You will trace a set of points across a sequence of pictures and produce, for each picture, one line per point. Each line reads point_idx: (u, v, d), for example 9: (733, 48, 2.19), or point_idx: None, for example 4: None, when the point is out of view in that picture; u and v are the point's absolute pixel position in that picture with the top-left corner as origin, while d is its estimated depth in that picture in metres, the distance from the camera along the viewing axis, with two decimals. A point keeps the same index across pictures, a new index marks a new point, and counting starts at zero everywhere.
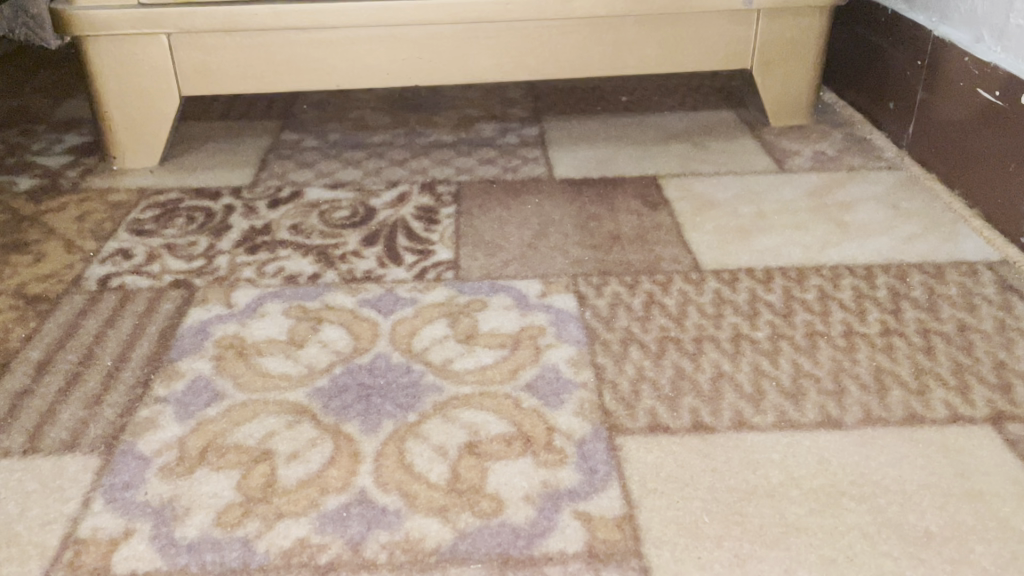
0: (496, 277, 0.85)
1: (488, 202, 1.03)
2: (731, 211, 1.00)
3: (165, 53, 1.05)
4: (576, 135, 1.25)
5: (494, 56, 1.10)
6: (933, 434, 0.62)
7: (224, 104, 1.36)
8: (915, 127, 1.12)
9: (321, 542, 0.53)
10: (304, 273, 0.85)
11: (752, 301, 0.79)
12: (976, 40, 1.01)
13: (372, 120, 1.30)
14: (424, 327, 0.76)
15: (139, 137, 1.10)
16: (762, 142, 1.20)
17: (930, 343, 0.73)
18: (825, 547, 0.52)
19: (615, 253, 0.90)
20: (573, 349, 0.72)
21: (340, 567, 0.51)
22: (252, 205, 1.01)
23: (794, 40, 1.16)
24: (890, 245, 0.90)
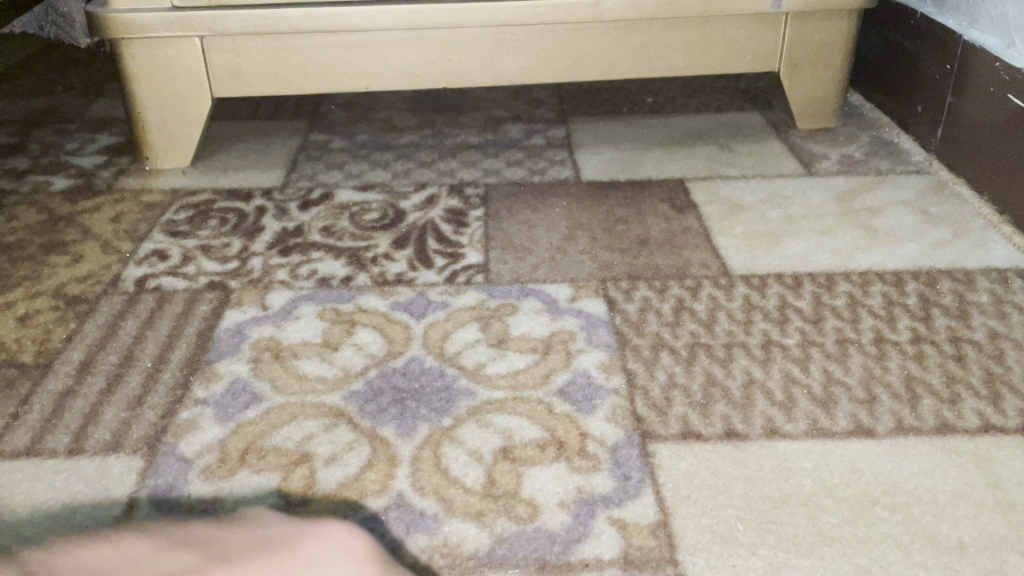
0: (526, 281, 0.86)
1: (517, 204, 1.04)
2: (759, 215, 1.00)
3: (199, 55, 1.06)
4: (602, 136, 1.26)
5: (522, 58, 1.11)
6: (965, 444, 0.62)
7: (253, 104, 1.37)
8: (944, 131, 1.11)
9: None
10: (337, 276, 0.87)
11: (782, 307, 0.80)
12: (1009, 44, 1.00)
13: (399, 121, 1.31)
14: (456, 331, 0.77)
15: (171, 137, 1.12)
16: (789, 145, 1.20)
17: (962, 352, 0.73)
18: (859, 557, 0.53)
19: (644, 257, 0.90)
20: (603, 354, 0.73)
21: None
22: (284, 206, 1.02)
23: (822, 43, 1.16)
24: (920, 251, 0.90)
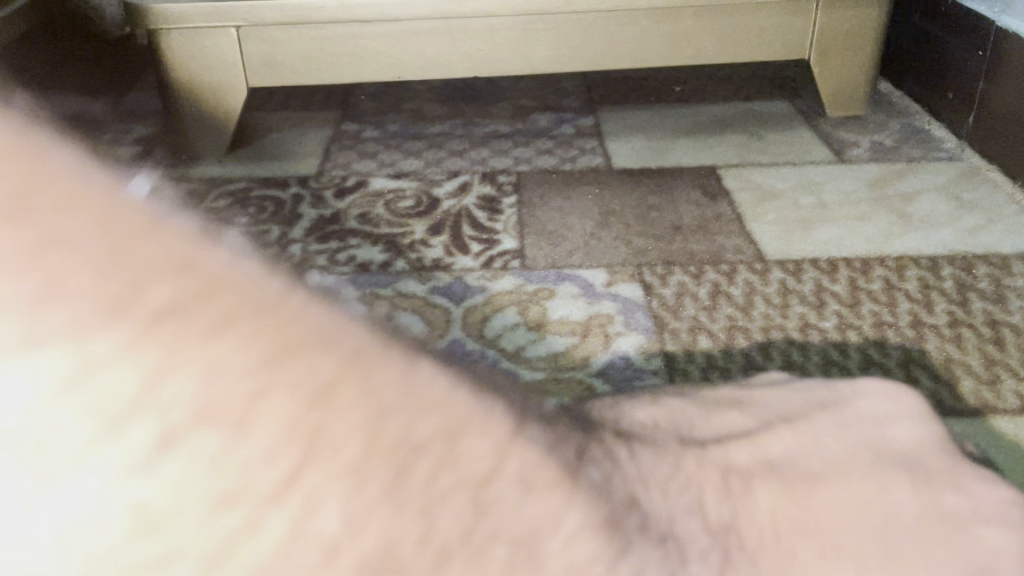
0: (562, 267, 0.87)
1: (549, 192, 1.05)
2: (791, 201, 1.00)
3: (234, 45, 1.07)
4: (631, 125, 1.26)
5: (553, 48, 1.11)
6: (1005, 424, 0.63)
7: (283, 95, 1.39)
8: (976, 118, 1.11)
9: None
10: (375, 261, 0.88)
11: (818, 291, 0.80)
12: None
13: (429, 110, 1.32)
14: (495, 314, 0.78)
15: (207, 127, 1.14)
16: (819, 133, 1.20)
17: (1000, 335, 0.73)
18: None
19: (678, 243, 0.91)
20: (642, 337, 0.74)
21: None
22: (319, 194, 1.04)
23: (853, 30, 1.16)
24: (954, 237, 0.90)
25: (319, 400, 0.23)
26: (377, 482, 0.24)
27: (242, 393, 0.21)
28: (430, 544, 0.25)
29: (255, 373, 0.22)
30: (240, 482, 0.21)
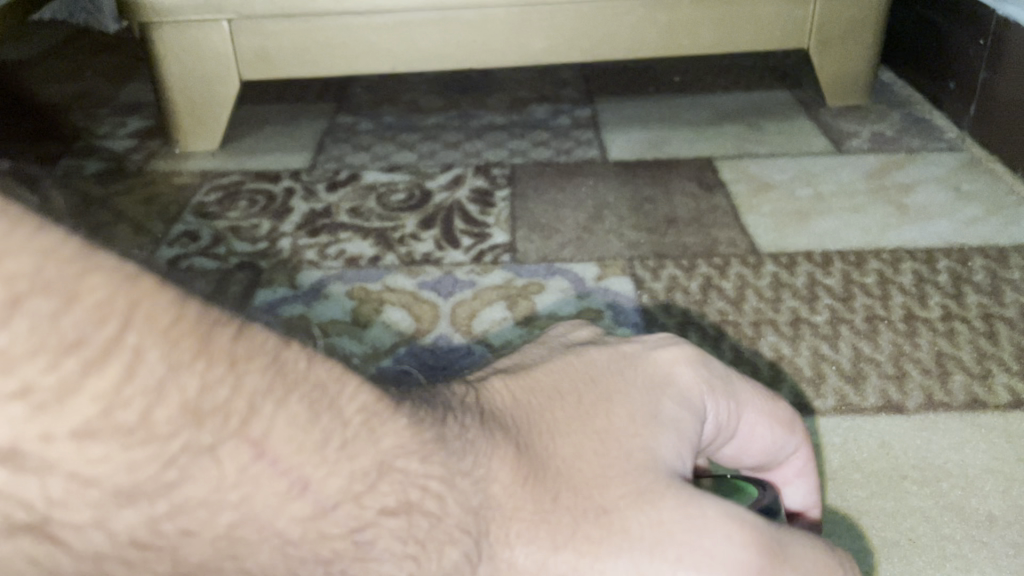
0: (553, 260, 0.86)
1: (542, 184, 1.04)
2: (788, 193, 0.99)
3: (226, 38, 1.07)
4: (629, 116, 1.25)
5: (548, 38, 1.10)
6: (996, 419, 0.62)
7: (280, 88, 1.38)
8: (977, 107, 1.10)
9: None
10: (365, 256, 0.87)
11: (811, 285, 0.79)
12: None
13: (425, 102, 1.32)
14: (483, 309, 0.77)
15: (200, 120, 1.13)
16: (819, 123, 1.19)
17: (993, 329, 0.72)
18: (887, 530, 0.53)
19: (671, 236, 0.90)
20: (630, 331, 0.73)
21: None
22: (311, 187, 1.03)
23: (852, 19, 1.14)
24: (951, 229, 0.89)
25: (116, 304, 0.20)
26: (187, 385, 0.22)
27: (19, 302, 0.19)
28: (248, 440, 0.23)
29: (37, 285, 0.19)
30: (6, 382, 0.19)
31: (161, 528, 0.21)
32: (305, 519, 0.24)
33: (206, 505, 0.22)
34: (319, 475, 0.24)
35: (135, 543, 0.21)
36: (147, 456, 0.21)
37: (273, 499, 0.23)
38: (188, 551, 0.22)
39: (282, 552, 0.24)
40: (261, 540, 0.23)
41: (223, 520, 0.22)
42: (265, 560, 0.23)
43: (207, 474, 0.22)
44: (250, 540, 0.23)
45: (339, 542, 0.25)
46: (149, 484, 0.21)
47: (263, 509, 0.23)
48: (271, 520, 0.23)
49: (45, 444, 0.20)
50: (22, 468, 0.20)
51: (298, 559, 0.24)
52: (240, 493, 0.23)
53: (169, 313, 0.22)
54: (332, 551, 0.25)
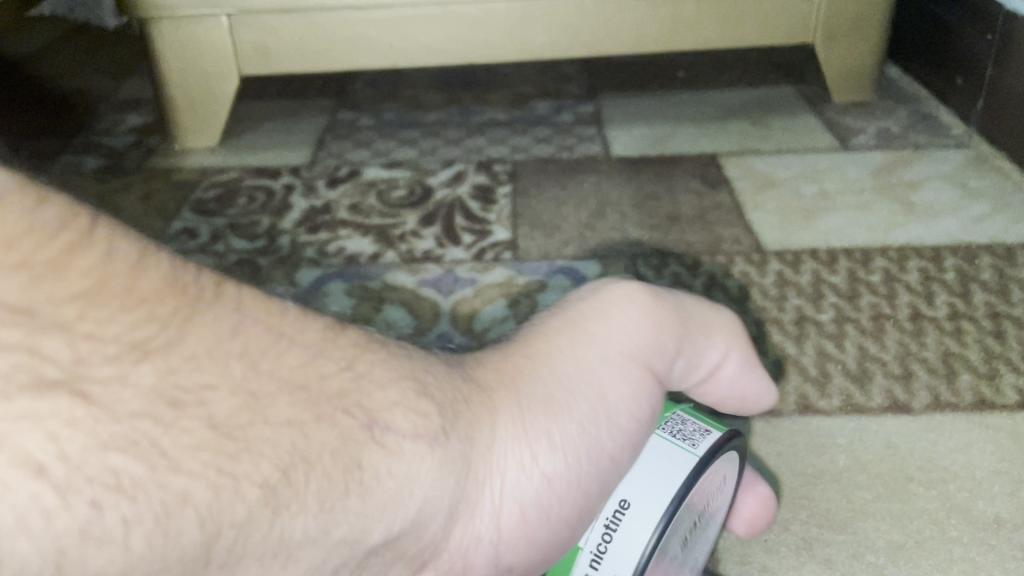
0: (555, 258, 0.85)
1: (545, 181, 1.03)
2: (793, 190, 0.98)
3: (226, 33, 1.06)
4: (632, 112, 1.24)
5: (551, 33, 1.09)
6: (1004, 420, 0.61)
7: (280, 83, 1.37)
8: (985, 104, 1.08)
9: None
10: (365, 253, 0.86)
11: (816, 283, 0.78)
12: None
13: (426, 98, 1.31)
14: (484, 307, 0.77)
15: (199, 117, 1.12)
16: (824, 120, 1.18)
17: (1001, 328, 0.71)
18: (894, 533, 0.52)
19: (674, 233, 0.89)
20: None
21: None
22: (311, 183, 1.03)
23: (858, 14, 1.13)
24: (958, 226, 0.88)
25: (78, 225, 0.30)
26: (161, 277, 0.32)
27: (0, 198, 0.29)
28: (223, 312, 0.33)
29: (13, 193, 0.29)
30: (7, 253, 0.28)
31: (178, 381, 0.30)
32: (300, 365, 0.34)
33: (209, 357, 0.32)
34: (294, 333, 0.35)
35: (164, 399, 0.30)
36: (147, 320, 0.30)
37: (261, 348, 0.33)
38: (215, 401, 0.31)
39: (295, 396, 0.33)
40: (275, 384, 0.33)
41: (235, 368, 0.32)
42: (282, 402, 0.33)
43: (200, 337, 0.32)
44: (260, 386, 0.32)
45: (335, 377, 0.35)
46: (156, 340, 0.30)
47: (260, 355, 0.33)
48: (267, 367, 0.33)
49: (58, 311, 0.28)
50: (40, 330, 0.28)
51: (306, 396, 0.34)
52: (237, 341, 0.33)
53: (138, 245, 0.32)
54: (334, 386, 0.35)
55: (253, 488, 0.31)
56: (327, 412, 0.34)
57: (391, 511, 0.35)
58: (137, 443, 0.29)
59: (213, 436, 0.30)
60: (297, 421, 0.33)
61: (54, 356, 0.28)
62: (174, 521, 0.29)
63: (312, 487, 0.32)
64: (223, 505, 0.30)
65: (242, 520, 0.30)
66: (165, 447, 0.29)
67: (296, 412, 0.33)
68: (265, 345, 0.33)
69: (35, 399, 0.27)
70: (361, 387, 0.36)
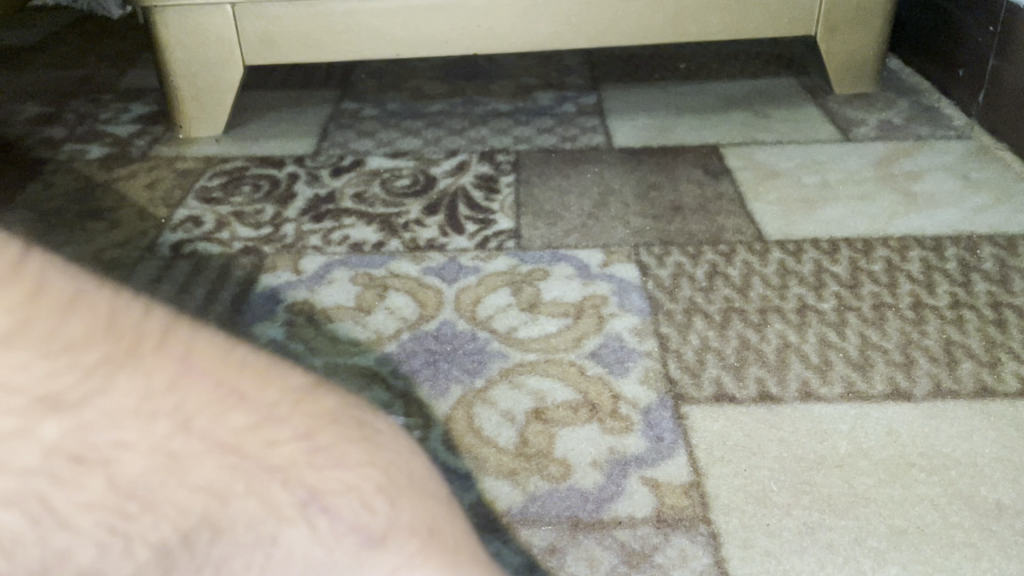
0: (558, 247, 0.86)
1: (548, 171, 1.03)
2: (795, 180, 0.98)
3: (230, 22, 1.06)
4: (634, 103, 1.24)
5: (554, 24, 1.09)
6: (1005, 408, 0.61)
7: (284, 73, 1.37)
8: (986, 95, 1.09)
9: (516, 512, 0.53)
10: (369, 242, 0.87)
11: (818, 272, 0.79)
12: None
13: (429, 89, 1.31)
14: (488, 295, 0.77)
15: (204, 107, 1.13)
16: (826, 111, 1.18)
17: (1002, 317, 0.71)
18: (895, 518, 0.52)
19: (677, 223, 0.90)
20: (636, 318, 0.73)
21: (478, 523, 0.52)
22: (315, 173, 1.03)
23: (861, 6, 1.13)
24: (959, 217, 0.88)
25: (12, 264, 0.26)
26: (93, 311, 0.27)
27: None
28: (169, 358, 0.28)
29: None
30: None
31: (90, 439, 0.26)
32: (244, 429, 0.28)
33: (136, 413, 0.27)
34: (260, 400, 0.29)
35: (67, 455, 0.26)
36: (68, 367, 0.26)
37: (205, 409, 0.28)
38: (125, 461, 0.27)
39: (225, 462, 0.28)
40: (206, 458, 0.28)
41: (161, 432, 0.27)
42: (206, 466, 0.28)
43: (127, 389, 0.27)
44: (186, 447, 0.27)
45: (287, 447, 0.29)
46: (70, 393, 0.26)
47: (200, 418, 0.28)
48: (203, 426, 0.28)
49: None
50: None
51: (240, 462, 0.28)
52: (173, 401, 0.27)
53: (70, 269, 0.28)
54: (281, 456, 0.29)
55: (148, 550, 0.27)
56: (256, 479, 0.28)
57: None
58: (25, 495, 0.26)
59: (113, 497, 0.27)
60: (219, 491, 0.28)
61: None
62: (54, 570, 0.27)
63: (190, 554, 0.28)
64: (109, 562, 0.27)
65: None
66: (56, 506, 0.26)
67: (221, 479, 0.28)
68: (211, 404, 0.28)
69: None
70: (316, 461, 0.29)
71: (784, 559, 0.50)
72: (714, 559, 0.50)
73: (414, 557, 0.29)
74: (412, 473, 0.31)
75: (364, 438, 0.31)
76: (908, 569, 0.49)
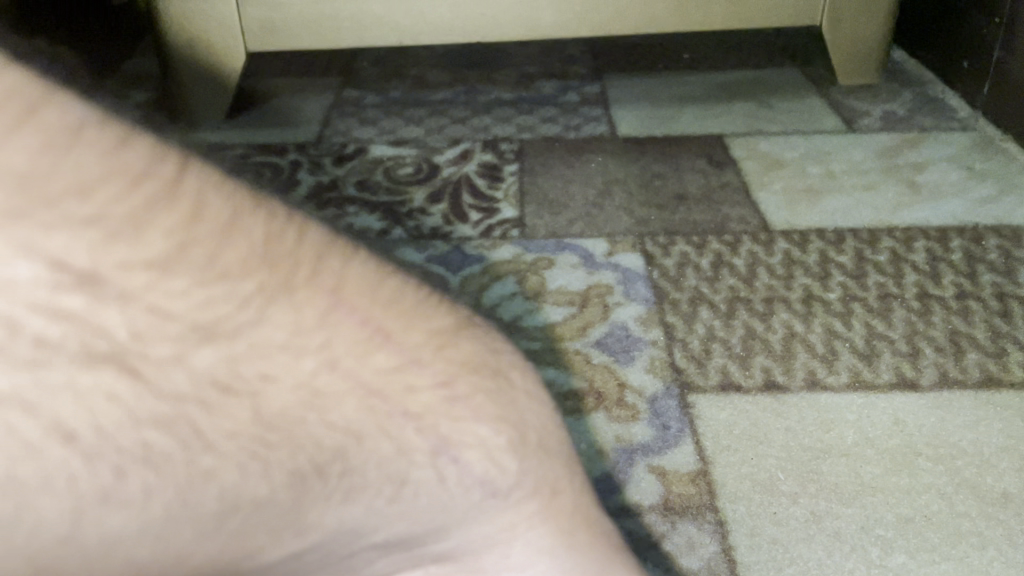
0: (562, 236, 0.86)
1: (551, 160, 1.03)
2: (799, 170, 0.98)
3: (233, 9, 1.05)
4: (638, 92, 1.24)
5: (557, 12, 1.09)
6: (1012, 398, 0.61)
7: (285, 60, 1.37)
8: (990, 87, 1.08)
9: None
10: (372, 230, 0.86)
11: (823, 262, 0.79)
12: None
13: (432, 77, 1.30)
14: (493, 284, 0.77)
15: (205, 93, 1.12)
16: (830, 102, 1.18)
17: (1008, 308, 0.71)
18: (902, 507, 0.52)
19: (681, 213, 0.89)
20: (641, 307, 0.73)
21: None
22: (319, 161, 1.02)
23: None
24: (964, 208, 0.88)
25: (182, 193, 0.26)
26: (249, 239, 0.27)
27: (80, 132, 0.24)
28: (318, 291, 0.27)
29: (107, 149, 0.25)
30: (81, 205, 0.24)
31: (241, 369, 0.26)
32: (389, 370, 0.28)
33: (284, 348, 0.27)
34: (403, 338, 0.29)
35: (216, 383, 0.26)
36: (223, 295, 0.26)
37: (351, 346, 0.28)
38: (270, 394, 0.26)
39: (366, 403, 0.28)
40: (351, 397, 0.27)
41: (306, 367, 0.27)
42: (353, 406, 0.27)
43: (280, 319, 0.27)
44: (332, 384, 0.27)
45: (424, 394, 0.29)
46: (223, 322, 0.26)
47: (345, 357, 0.27)
48: (350, 365, 0.28)
49: (126, 276, 0.24)
50: (100, 299, 0.24)
51: (380, 404, 0.28)
52: (320, 338, 0.27)
53: (235, 195, 0.27)
54: (420, 402, 0.29)
55: (283, 477, 0.27)
56: (398, 423, 0.28)
57: (416, 523, 0.29)
58: (176, 417, 0.25)
59: (257, 427, 0.26)
60: (358, 432, 0.28)
61: (112, 329, 0.24)
62: (194, 495, 0.26)
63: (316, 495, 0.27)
64: (249, 487, 0.26)
65: (264, 507, 0.27)
66: (204, 429, 0.26)
67: (360, 420, 0.28)
68: (358, 343, 0.28)
69: (84, 369, 0.24)
70: (452, 411, 0.29)
71: (791, 547, 0.50)
72: (722, 546, 0.50)
73: (531, 519, 0.31)
74: (542, 434, 0.32)
75: (500, 388, 0.31)
76: (916, 557, 0.49)
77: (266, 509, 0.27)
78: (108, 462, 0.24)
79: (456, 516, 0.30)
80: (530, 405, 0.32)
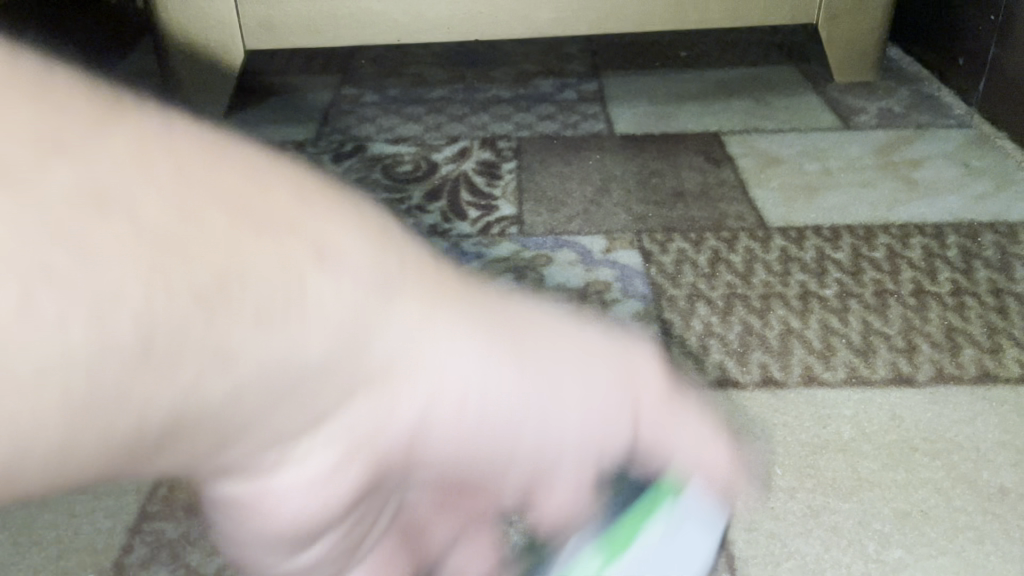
0: (560, 233, 0.86)
1: (549, 157, 1.03)
2: (796, 167, 0.99)
3: (230, 7, 1.05)
4: (635, 90, 1.24)
5: (555, 10, 1.09)
6: (1007, 393, 0.61)
7: (283, 59, 1.37)
8: (986, 84, 1.09)
9: None
10: None
11: (820, 259, 0.79)
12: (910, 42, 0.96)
13: (429, 75, 1.31)
14: (492, 281, 0.77)
15: (203, 91, 1.12)
16: (827, 99, 1.18)
17: (1004, 304, 0.72)
18: (898, 501, 0.53)
19: (678, 209, 0.90)
20: (639, 304, 0.73)
21: (489, 507, 0.52)
22: (317, 158, 1.03)
23: None
24: (960, 204, 0.89)
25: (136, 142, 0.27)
26: (178, 192, 0.28)
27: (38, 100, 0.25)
28: (239, 223, 0.29)
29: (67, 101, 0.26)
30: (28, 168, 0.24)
31: (152, 314, 0.26)
32: (289, 279, 0.30)
33: (196, 287, 0.27)
34: (306, 257, 0.31)
35: (126, 336, 0.25)
36: (150, 255, 0.26)
37: (260, 274, 0.29)
38: (183, 316, 0.27)
39: (261, 311, 0.29)
40: (250, 305, 0.29)
41: (227, 280, 0.28)
42: (245, 329, 0.29)
43: (205, 260, 0.27)
44: (232, 307, 0.28)
45: (331, 298, 0.32)
46: (160, 267, 0.26)
47: (255, 273, 0.29)
48: (250, 287, 0.29)
49: (73, 220, 0.24)
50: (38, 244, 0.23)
51: (273, 309, 0.30)
52: (231, 267, 0.28)
53: (174, 143, 0.29)
54: (314, 295, 0.32)
55: (178, 392, 0.27)
56: (282, 321, 0.30)
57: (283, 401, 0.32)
58: (100, 359, 0.25)
59: (159, 354, 0.26)
60: (263, 340, 0.30)
61: (55, 266, 0.24)
62: (102, 416, 0.26)
63: (213, 269, 0.28)
64: (149, 398, 0.27)
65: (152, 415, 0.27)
66: (102, 374, 0.25)
67: (257, 337, 0.29)
68: (255, 265, 0.29)
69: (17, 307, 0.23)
70: (356, 313, 0.34)
71: (789, 541, 0.50)
72: (720, 541, 0.50)
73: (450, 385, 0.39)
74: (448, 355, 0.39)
75: (383, 292, 0.35)
76: (912, 552, 0.49)
77: (157, 419, 0.27)
78: (52, 384, 0.24)
79: (385, 404, 0.37)
80: (417, 309, 0.37)
